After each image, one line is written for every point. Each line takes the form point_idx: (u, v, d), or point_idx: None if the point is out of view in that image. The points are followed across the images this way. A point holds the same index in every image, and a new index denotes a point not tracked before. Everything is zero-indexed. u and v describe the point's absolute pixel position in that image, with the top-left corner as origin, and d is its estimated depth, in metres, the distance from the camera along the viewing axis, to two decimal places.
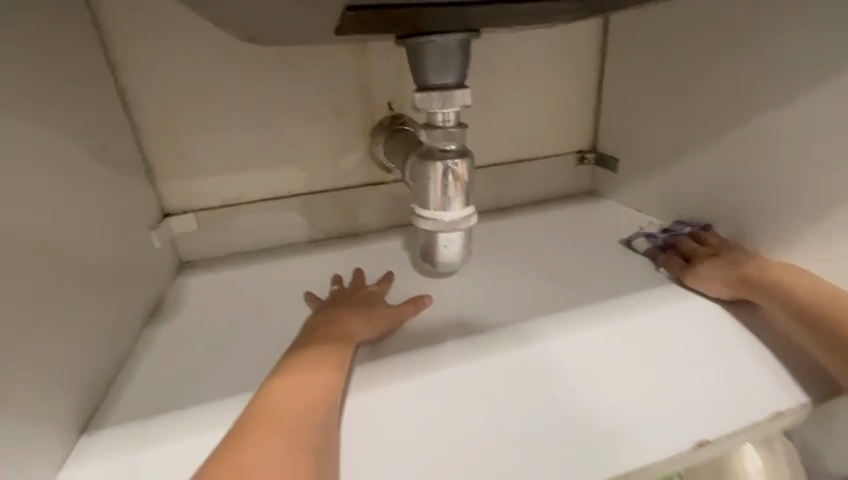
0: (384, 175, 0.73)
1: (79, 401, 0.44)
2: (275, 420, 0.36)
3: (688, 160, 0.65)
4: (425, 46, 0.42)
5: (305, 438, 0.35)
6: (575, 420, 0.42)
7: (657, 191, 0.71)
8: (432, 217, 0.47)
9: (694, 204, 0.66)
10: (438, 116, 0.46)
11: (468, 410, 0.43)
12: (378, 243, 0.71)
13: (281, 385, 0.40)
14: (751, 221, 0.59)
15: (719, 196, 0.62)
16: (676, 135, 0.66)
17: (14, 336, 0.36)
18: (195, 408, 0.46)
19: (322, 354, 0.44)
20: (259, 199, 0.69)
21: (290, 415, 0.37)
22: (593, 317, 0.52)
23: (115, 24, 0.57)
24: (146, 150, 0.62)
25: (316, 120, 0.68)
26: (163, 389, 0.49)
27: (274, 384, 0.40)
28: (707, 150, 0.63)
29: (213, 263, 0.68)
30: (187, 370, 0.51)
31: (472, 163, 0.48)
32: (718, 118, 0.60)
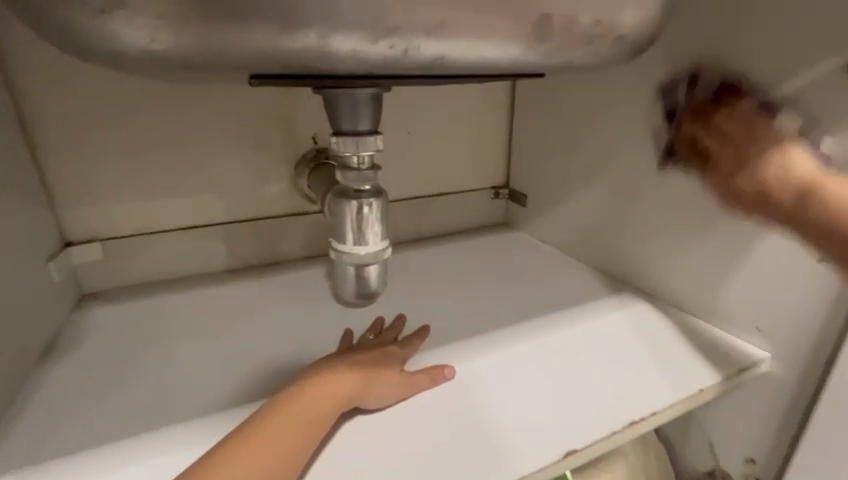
0: (309, 206, 0.77)
1: None
2: None
3: (579, 198, 0.78)
4: (340, 99, 0.47)
5: None
6: (482, 436, 0.46)
7: (557, 224, 0.83)
8: (348, 250, 0.54)
9: (585, 236, 0.79)
10: (353, 159, 0.51)
11: (413, 432, 0.46)
12: (301, 272, 0.74)
13: (247, 446, 0.38)
14: (628, 252, 0.72)
15: (603, 230, 0.75)
16: (569, 177, 0.79)
17: None
18: (92, 447, 0.44)
19: (311, 405, 0.42)
20: (178, 228, 0.69)
21: None
22: (507, 337, 0.59)
23: (19, 47, 0.55)
24: (49, 175, 0.60)
25: (241, 151, 0.70)
26: (55, 429, 0.46)
27: (241, 441, 0.38)
28: (593, 190, 0.76)
29: (122, 294, 0.66)
30: (85, 406, 0.48)
31: (386, 202, 0.54)
32: (600, 164, 0.73)
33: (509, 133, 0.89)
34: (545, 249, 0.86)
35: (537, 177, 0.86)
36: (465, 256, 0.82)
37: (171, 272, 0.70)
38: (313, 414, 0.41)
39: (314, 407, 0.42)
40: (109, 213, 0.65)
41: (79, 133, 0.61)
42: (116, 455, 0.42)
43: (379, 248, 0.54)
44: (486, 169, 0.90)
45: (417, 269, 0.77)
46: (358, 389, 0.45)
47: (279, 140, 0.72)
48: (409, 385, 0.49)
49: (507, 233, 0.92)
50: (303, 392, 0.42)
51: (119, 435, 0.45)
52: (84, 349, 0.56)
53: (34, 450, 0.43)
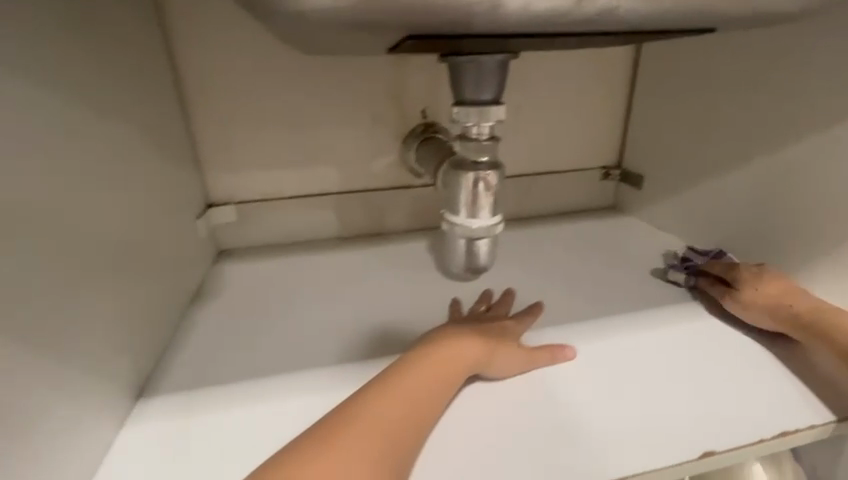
0: (414, 180, 0.78)
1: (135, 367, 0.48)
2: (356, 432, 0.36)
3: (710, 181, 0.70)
4: (466, 66, 0.46)
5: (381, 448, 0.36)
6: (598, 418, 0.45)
7: (679, 210, 0.76)
8: (461, 222, 0.53)
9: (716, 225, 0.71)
10: (473, 129, 0.50)
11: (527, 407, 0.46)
12: (405, 244, 0.77)
13: (382, 394, 0.39)
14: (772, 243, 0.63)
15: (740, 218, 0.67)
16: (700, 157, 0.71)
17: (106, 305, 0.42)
18: (237, 383, 0.50)
19: (433, 364, 0.43)
20: (297, 195, 0.74)
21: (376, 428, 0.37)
22: (611, 328, 0.57)
23: (179, 28, 0.63)
24: (197, 143, 0.68)
25: (355, 124, 0.73)
26: (204, 363, 0.52)
27: (374, 390, 0.40)
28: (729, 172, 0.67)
29: (250, 253, 0.74)
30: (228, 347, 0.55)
31: (502, 175, 0.53)
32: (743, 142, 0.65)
33: (626, 108, 0.82)
34: (662, 236, 0.78)
35: (657, 156, 0.78)
36: (570, 239, 0.78)
37: (289, 236, 0.76)
38: (436, 373, 0.43)
39: (440, 370, 0.43)
40: (242, 180, 0.72)
41: (223, 107, 0.67)
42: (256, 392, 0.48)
43: (492, 222, 0.53)
44: (597, 147, 0.83)
45: (519, 248, 0.75)
46: (484, 354, 0.47)
47: (389, 114, 0.74)
48: (524, 364, 0.49)
49: (616, 217, 0.85)
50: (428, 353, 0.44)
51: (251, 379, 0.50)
52: (224, 298, 0.64)
53: (192, 379, 0.50)
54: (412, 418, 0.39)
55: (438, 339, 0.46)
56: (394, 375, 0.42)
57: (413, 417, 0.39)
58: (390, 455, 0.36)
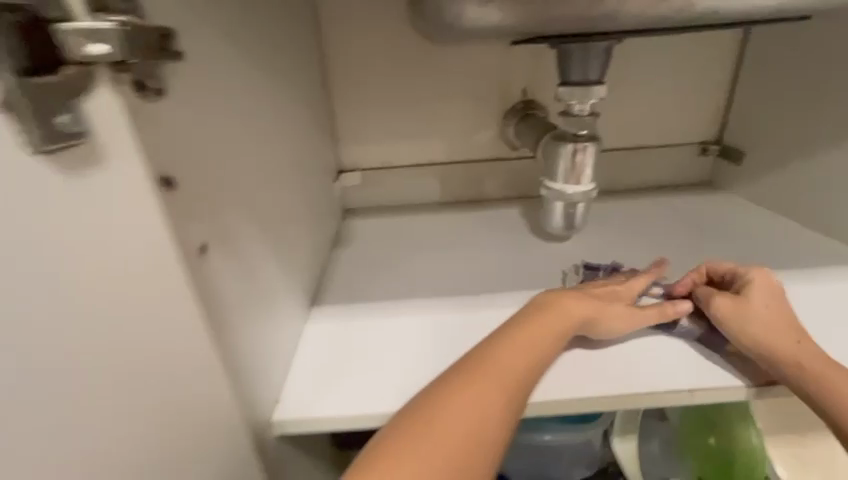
0: (511, 152, 0.87)
1: (312, 278, 0.61)
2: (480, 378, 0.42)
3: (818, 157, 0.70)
4: (574, 52, 0.54)
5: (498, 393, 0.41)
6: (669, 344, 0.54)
7: (781, 186, 0.76)
8: (558, 188, 0.62)
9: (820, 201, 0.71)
10: (575, 106, 0.58)
11: None
12: (501, 210, 0.86)
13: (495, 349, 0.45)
14: None
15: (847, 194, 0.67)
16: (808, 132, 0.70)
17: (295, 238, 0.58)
18: (382, 300, 0.62)
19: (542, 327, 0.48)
20: (410, 164, 0.87)
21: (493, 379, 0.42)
22: None
23: (325, 22, 0.76)
24: (334, 119, 0.83)
25: (463, 102, 0.83)
26: (353, 283, 0.65)
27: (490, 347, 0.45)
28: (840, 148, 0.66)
29: (371, 212, 0.88)
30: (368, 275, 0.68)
31: (598, 147, 0.60)
32: None
33: (732, 82, 0.81)
34: (757, 212, 0.79)
35: (759, 133, 0.78)
36: (660, 211, 0.82)
37: (402, 198, 0.90)
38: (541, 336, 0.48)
39: (546, 330, 0.48)
40: (368, 149, 0.86)
41: (357, 88, 0.81)
42: (397, 308, 0.60)
43: (586, 188, 0.61)
44: (697, 122, 0.85)
45: (609, 217, 0.81)
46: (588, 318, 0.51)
47: (493, 93, 0.82)
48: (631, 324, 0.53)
49: (710, 192, 0.87)
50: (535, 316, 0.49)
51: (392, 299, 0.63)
52: (359, 242, 0.78)
53: (347, 293, 0.63)
54: (514, 386, 0.43)
55: (545, 302, 0.51)
56: (505, 340, 0.46)
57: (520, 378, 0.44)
58: (491, 433, 0.38)
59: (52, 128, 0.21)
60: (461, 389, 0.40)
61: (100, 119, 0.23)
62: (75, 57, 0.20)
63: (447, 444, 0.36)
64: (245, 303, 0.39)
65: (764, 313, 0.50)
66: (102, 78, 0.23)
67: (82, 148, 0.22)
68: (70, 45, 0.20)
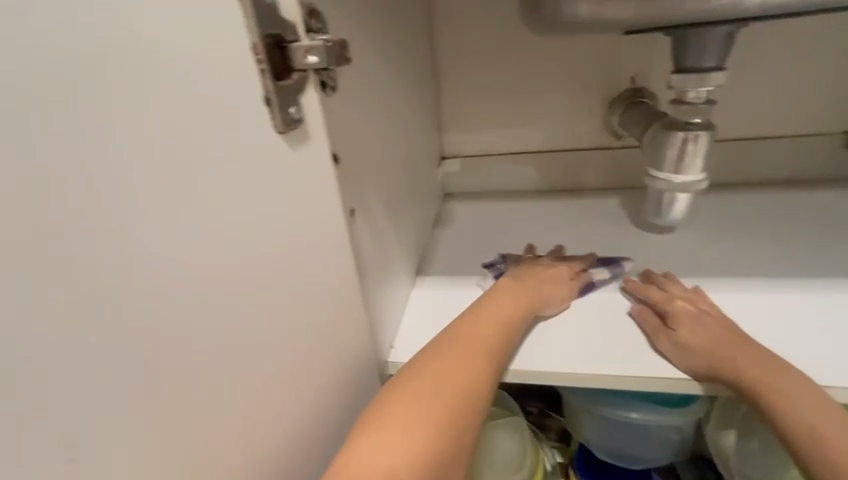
0: (614, 141, 0.86)
1: (417, 252, 0.69)
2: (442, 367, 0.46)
3: None
4: (693, 39, 0.53)
5: (457, 386, 0.44)
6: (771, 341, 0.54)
7: None
8: (665, 178, 0.61)
9: None
10: (690, 94, 0.57)
11: None
12: (599, 200, 0.86)
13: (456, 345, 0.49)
14: None
15: None
16: None
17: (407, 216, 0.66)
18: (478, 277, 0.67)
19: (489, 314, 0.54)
20: (508, 152, 0.90)
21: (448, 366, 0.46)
22: (809, 289, 0.60)
23: (439, 19, 0.82)
24: (440, 110, 0.89)
25: (567, 92, 0.84)
26: (452, 259, 0.72)
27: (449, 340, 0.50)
28: None
29: (468, 197, 0.93)
30: (466, 253, 0.74)
31: (712, 136, 0.58)
32: None
33: None
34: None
35: None
36: (784, 208, 0.75)
37: (498, 185, 0.93)
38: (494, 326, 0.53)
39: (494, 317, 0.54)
40: (469, 137, 0.90)
41: (463, 78, 0.85)
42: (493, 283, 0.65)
43: (695, 179, 0.60)
44: (841, 110, 0.75)
45: (720, 211, 0.77)
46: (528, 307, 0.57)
47: (599, 82, 0.82)
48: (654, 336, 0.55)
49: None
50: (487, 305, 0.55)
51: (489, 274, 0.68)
52: (457, 224, 0.84)
53: (447, 268, 0.69)
54: (471, 377, 0.46)
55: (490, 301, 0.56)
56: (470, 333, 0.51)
57: (482, 348, 0.50)
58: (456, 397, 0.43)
59: (287, 116, 0.30)
60: (421, 378, 0.44)
61: (304, 109, 0.31)
62: (299, 66, 0.30)
63: (422, 413, 0.41)
64: (372, 262, 0.47)
65: (709, 345, 0.51)
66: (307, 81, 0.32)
67: (300, 129, 0.32)
68: (297, 58, 0.29)
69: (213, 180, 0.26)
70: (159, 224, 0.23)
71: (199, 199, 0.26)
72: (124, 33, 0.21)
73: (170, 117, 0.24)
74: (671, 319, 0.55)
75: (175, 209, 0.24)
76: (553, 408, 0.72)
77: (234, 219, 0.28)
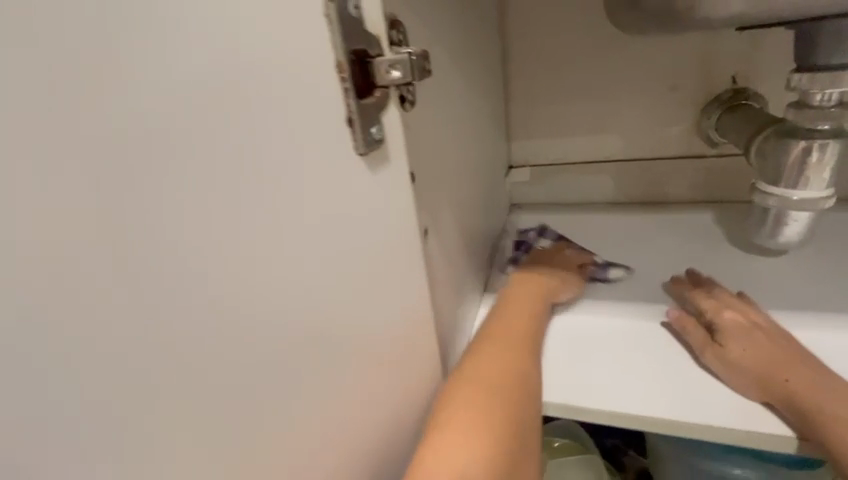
0: (708, 149, 0.77)
1: (483, 267, 0.65)
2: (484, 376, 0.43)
3: None
4: (824, 31, 0.45)
5: (495, 392, 0.41)
6: None
7: None
8: (779, 193, 0.53)
9: None
10: (817, 96, 0.48)
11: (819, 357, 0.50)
12: (689, 214, 0.77)
13: (481, 350, 0.46)
14: None
15: None
16: None
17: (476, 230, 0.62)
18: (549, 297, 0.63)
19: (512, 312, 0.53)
20: (583, 161, 0.84)
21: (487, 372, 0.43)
22: None
23: (510, 21, 0.78)
24: (509, 116, 0.85)
25: (653, 94, 0.76)
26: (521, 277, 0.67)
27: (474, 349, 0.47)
28: None
29: (537, 209, 0.88)
30: None
31: (843, 145, 0.50)
32: None
33: None
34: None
35: None
36: None
37: (570, 197, 0.87)
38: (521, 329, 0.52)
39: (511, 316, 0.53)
40: (540, 145, 0.85)
41: (534, 83, 0.81)
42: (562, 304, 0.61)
43: (818, 196, 0.51)
44: None
45: (843, 231, 0.65)
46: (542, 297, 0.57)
47: (692, 83, 0.74)
48: (703, 346, 0.50)
49: None
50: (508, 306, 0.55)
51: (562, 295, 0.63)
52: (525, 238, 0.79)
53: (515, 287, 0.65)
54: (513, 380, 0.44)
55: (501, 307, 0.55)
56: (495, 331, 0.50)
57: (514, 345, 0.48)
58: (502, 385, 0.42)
59: (365, 135, 0.29)
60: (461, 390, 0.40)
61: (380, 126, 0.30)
62: (382, 82, 0.28)
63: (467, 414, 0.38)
64: (443, 283, 0.45)
65: (765, 363, 0.46)
66: (388, 97, 0.30)
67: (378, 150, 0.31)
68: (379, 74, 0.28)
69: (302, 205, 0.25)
70: (254, 254, 0.23)
71: (291, 227, 0.25)
72: (225, 60, 0.21)
73: (256, 143, 0.23)
74: (718, 332, 0.50)
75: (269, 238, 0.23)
76: (632, 446, 0.65)
77: (318, 247, 0.27)
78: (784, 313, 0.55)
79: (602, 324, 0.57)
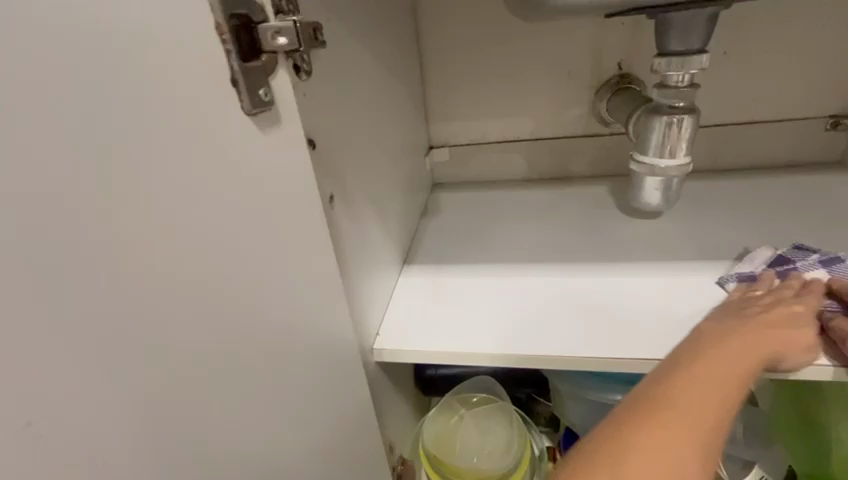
0: (602, 128, 0.86)
1: (404, 240, 0.68)
2: (658, 442, 0.34)
3: None
4: (672, 22, 0.53)
5: (674, 467, 0.33)
6: None
7: None
8: (648, 163, 0.61)
9: None
10: (673, 77, 0.57)
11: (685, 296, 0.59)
12: (587, 187, 0.86)
13: (672, 395, 0.38)
14: None
15: None
16: None
17: (395, 204, 0.65)
18: (465, 264, 0.68)
19: (725, 355, 0.44)
20: (496, 141, 0.90)
21: (672, 436, 0.35)
22: None
23: (423, 6, 0.81)
24: (427, 99, 0.88)
25: (553, 78, 0.83)
26: (440, 248, 0.72)
27: (680, 388, 0.39)
28: None
29: (457, 187, 0.93)
30: (454, 242, 0.74)
31: (695, 120, 0.59)
32: None
33: None
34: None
35: None
36: (767, 193, 0.76)
37: (487, 175, 0.93)
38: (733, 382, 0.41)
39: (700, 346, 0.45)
40: (458, 126, 0.90)
41: (449, 66, 0.85)
42: (475, 270, 0.67)
43: (680, 164, 0.60)
44: (823, 94, 0.76)
45: (705, 197, 0.77)
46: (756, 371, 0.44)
47: (585, 68, 0.82)
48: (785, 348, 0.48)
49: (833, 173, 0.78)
50: (723, 346, 0.45)
51: (478, 262, 0.68)
52: (445, 214, 0.83)
53: (434, 257, 0.69)
54: (700, 431, 0.36)
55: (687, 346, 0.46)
56: (672, 365, 0.42)
57: (719, 397, 0.39)
58: (704, 426, 0.36)
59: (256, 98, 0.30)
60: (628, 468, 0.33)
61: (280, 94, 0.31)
62: (270, 47, 0.29)
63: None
64: (355, 251, 0.47)
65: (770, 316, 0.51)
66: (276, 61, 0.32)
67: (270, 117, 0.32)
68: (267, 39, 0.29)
69: (204, 170, 0.26)
70: (154, 214, 0.23)
71: None
72: None
73: None
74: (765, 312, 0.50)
75: (169, 198, 0.23)
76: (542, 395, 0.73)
77: None
78: (657, 265, 0.65)
79: (510, 289, 0.63)
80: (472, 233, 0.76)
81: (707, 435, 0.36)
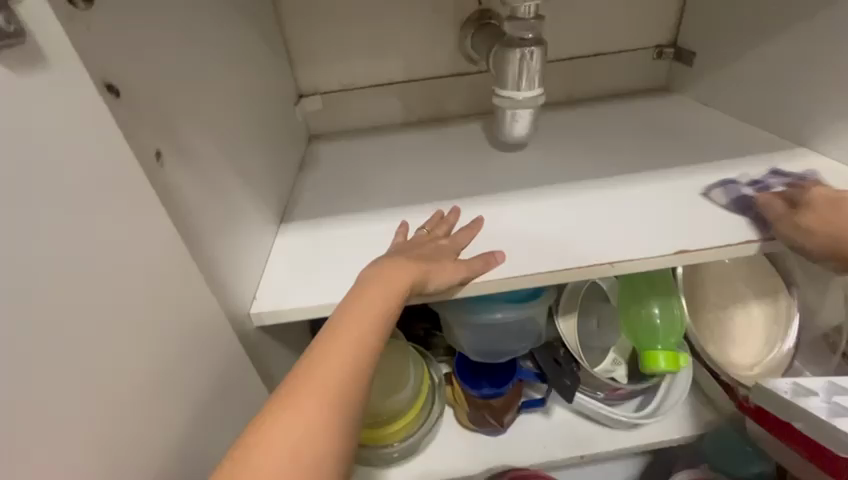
0: (469, 66, 0.87)
1: (277, 197, 0.64)
2: (314, 387, 0.38)
3: (747, 61, 0.71)
4: None
5: (317, 441, 0.36)
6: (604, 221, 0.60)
7: (717, 88, 0.78)
8: (508, 96, 0.64)
9: (750, 103, 0.74)
10: (521, 9, 0.60)
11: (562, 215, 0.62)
12: (461, 126, 0.88)
13: (341, 326, 0.43)
14: (798, 118, 0.68)
15: (766, 101, 0.72)
16: (742, 31, 0.71)
17: (260, 154, 0.60)
18: (343, 215, 0.65)
19: (395, 269, 0.50)
20: (368, 85, 0.86)
21: (337, 376, 0.39)
22: (631, 179, 0.66)
23: None
24: (288, 40, 0.81)
25: (415, 15, 0.81)
26: (320, 201, 0.69)
27: (344, 314, 0.44)
28: (758, 50, 0.70)
29: (335, 137, 0.89)
30: (335, 193, 0.71)
31: (543, 52, 0.62)
32: (769, 23, 0.67)
33: None
34: (716, 116, 0.79)
35: (715, 29, 0.75)
36: (622, 115, 0.81)
37: (364, 121, 0.89)
38: (393, 293, 0.48)
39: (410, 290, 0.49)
40: (325, 71, 0.84)
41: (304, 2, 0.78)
42: (353, 217, 0.64)
43: (534, 94, 0.64)
44: (652, 23, 0.82)
45: (560, 123, 0.81)
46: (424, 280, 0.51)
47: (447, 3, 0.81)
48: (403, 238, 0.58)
49: (664, 95, 0.86)
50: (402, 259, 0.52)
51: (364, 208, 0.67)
52: (322, 167, 0.79)
53: (313, 213, 0.66)
54: (360, 370, 0.40)
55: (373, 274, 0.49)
56: (360, 288, 0.47)
57: (373, 317, 0.44)
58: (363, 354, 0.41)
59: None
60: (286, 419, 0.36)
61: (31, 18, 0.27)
62: None
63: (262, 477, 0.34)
64: (200, 212, 0.42)
65: None
66: None
67: (22, 46, 0.27)
68: None
69: None
70: None
71: None
72: None
73: None
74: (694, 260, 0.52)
75: None
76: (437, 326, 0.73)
77: None
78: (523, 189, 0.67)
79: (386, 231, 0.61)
80: (351, 185, 0.73)
81: (357, 362, 0.40)
